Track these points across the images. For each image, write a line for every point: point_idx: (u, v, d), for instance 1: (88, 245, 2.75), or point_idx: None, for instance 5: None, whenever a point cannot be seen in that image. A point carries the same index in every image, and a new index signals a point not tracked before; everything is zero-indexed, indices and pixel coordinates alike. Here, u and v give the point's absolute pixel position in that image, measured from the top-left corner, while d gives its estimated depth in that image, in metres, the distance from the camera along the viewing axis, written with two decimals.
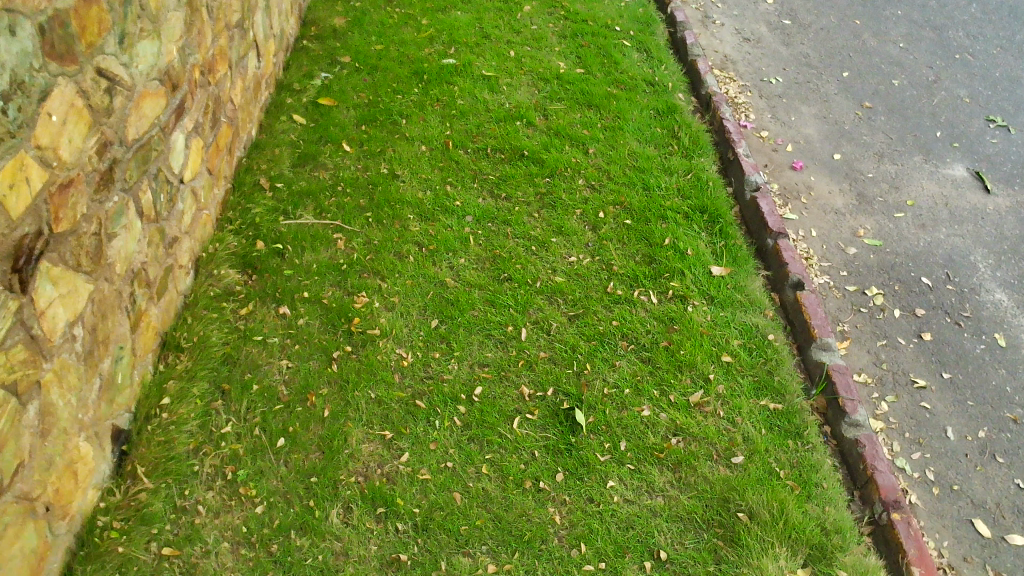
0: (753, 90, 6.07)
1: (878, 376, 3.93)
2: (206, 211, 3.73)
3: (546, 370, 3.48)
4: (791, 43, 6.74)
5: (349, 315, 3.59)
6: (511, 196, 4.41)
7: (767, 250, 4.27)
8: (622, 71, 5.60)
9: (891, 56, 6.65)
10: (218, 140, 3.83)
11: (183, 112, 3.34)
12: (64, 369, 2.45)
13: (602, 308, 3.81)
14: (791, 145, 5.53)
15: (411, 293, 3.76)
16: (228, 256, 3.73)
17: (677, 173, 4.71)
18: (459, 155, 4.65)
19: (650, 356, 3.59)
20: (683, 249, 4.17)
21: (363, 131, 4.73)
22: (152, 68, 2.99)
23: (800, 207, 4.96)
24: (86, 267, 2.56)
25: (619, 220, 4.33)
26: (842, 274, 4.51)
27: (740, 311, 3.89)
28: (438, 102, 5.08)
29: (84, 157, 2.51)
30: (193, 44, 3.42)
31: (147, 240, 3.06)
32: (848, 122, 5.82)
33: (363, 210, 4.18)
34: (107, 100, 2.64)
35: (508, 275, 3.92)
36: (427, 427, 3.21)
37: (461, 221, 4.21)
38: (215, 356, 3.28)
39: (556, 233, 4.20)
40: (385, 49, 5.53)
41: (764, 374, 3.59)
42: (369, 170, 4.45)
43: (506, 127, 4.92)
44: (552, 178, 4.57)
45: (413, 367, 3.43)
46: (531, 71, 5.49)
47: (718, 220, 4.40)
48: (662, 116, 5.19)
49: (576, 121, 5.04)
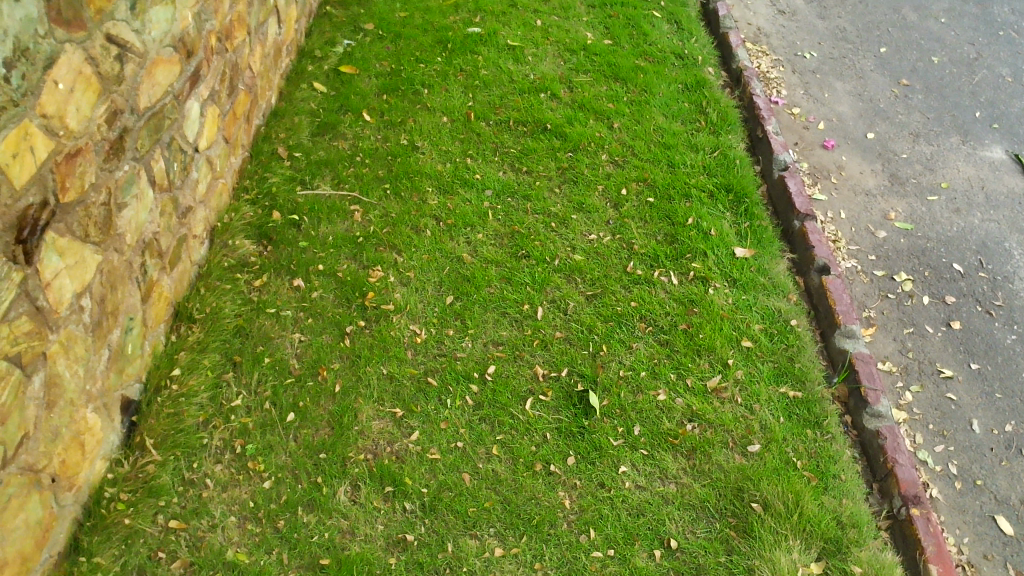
0: (786, 65, 5.90)
1: (903, 365, 3.83)
2: (222, 180, 3.69)
3: (561, 351, 3.43)
4: (828, 16, 6.54)
5: (363, 289, 3.55)
6: (532, 170, 4.33)
7: (793, 232, 4.16)
8: (650, 43, 5.46)
9: (931, 32, 6.43)
10: (236, 108, 3.78)
11: (198, 79, 3.28)
12: (71, 341, 2.43)
13: (621, 288, 3.74)
14: (823, 123, 5.38)
15: (427, 268, 3.71)
16: (244, 226, 3.69)
17: (704, 150, 4.60)
18: (480, 127, 4.57)
19: (668, 339, 3.52)
20: (706, 229, 4.07)
21: (384, 101, 4.66)
22: (166, 35, 2.94)
23: (830, 188, 4.83)
24: (94, 237, 2.53)
25: (642, 198, 4.23)
26: (870, 258, 4.38)
27: (763, 294, 3.80)
28: (462, 72, 4.99)
29: (92, 126, 2.47)
30: (210, 10, 3.35)
31: (160, 210, 3.02)
32: (883, 100, 5.65)
33: (381, 182, 4.12)
34: (117, 67, 2.59)
35: (526, 252, 3.85)
36: (439, 405, 3.17)
37: (481, 195, 4.14)
38: (228, 328, 3.26)
39: (576, 209, 4.12)
40: (409, 17, 5.44)
41: (786, 360, 3.51)
42: (389, 141, 4.38)
43: (529, 99, 4.82)
44: (575, 153, 4.48)
45: (427, 343, 3.39)
46: (557, 42, 5.37)
47: (744, 200, 4.29)
48: (690, 91, 5.06)
49: (601, 95, 4.93)
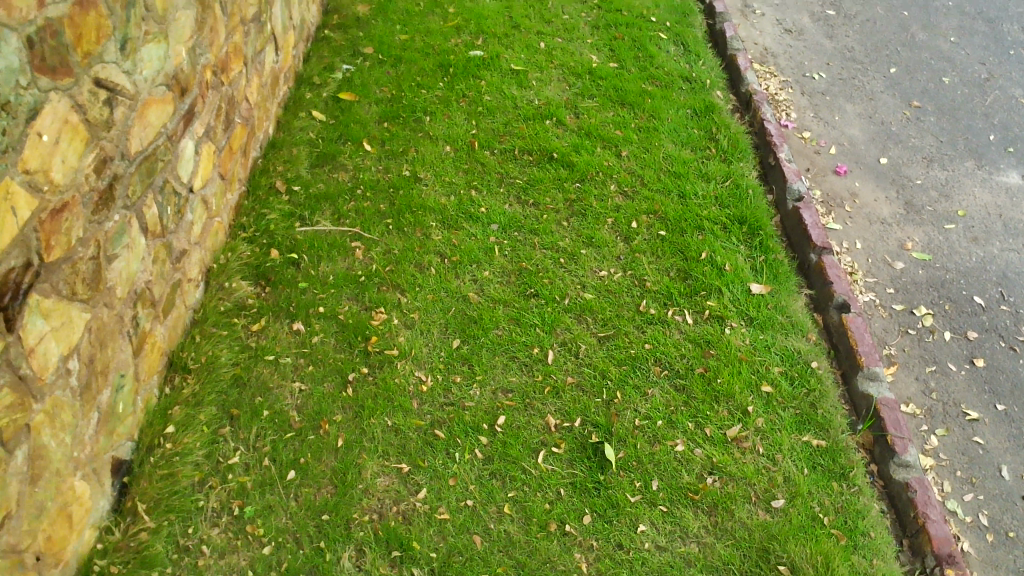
0: (794, 86, 5.78)
1: (927, 407, 3.69)
2: (218, 218, 3.53)
3: (574, 398, 3.27)
4: (835, 35, 6.43)
5: (366, 333, 3.40)
6: (539, 202, 4.18)
7: (810, 266, 4.02)
8: (657, 66, 5.32)
9: (941, 51, 6.32)
10: (233, 142, 3.63)
11: (193, 116, 3.13)
12: (56, 408, 2.27)
13: (634, 329, 3.59)
14: (834, 147, 5.24)
15: (432, 309, 3.56)
16: (241, 266, 3.54)
17: (715, 179, 4.45)
18: (484, 156, 4.42)
19: (684, 385, 3.37)
20: (720, 264, 3.93)
21: (384, 129, 4.51)
22: (159, 73, 2.79)
23: (844, 216, 4.70)
24: (81, 294, 2.37)
25: (653, 231, 4.09)
26: (889, 291, 4.25)
27: (782, 334, 3.66)
28: (464, 98, 4.85)
29: (80, 177, 2.31)
30: (204, 43, 3.21)
31: (152, 257, 2.86)
32: (895, 123, 5.53)
33: (383, 216, 3.97)
34: (107, 112, 2.44)
35: (534, 290, 3.70)
36: (447, 460, 3.02)
37: (486, 230, 3.99)
38: (224, 378, 3.10)
39: (586, 244, 3.97)
40: (409, 40, 5.30)
41: (807, 406, 3.36)
42: (390, 173, 4.23)
43: (534, 126, 4.68)
44: (583, 184, 4.32)
45: (433, 392, 3.23)
46: (561, 65, 5.24)
47: (758, 233, 4.15)
48: (699, 116, 4.92)
49: (608, 121, 4.79)
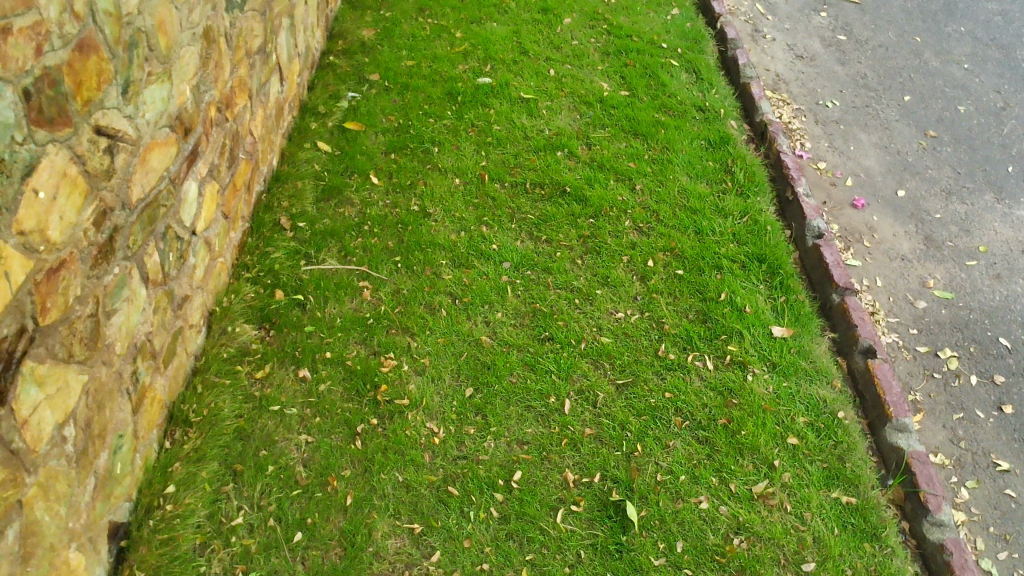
0: (808, 115, 5.67)
1: (956, 456, 3.56)
2: (222, 258, 3.39)
3: (592, 451, 3.13)
4: (847, 61, 6.33)
5: (375, 381, 3.25)
6: (552, 239, 4.05)
7: (832, 307, 3.89)
8: (670, 95, 5.20)
9: (955, 78, 6.23)
10: (237, 179, 3.49)
11: (196, 156, 3.00)
12: (51, 480, 2.12)
13: (653, 375, 3.46)
14: (850, 179, 5.13)
15: (443, 354, 3.42)
16: (245, 308, 3.40)
17: (732, 215, 4.33)
18: (495, 190, 4.29)
19: (707, 436, 3.23)
20: (741, 306, 3.80)
21: (391, 160, 4.39)
22: (161, 115, 2.65)
23: (863, 252, 4.58)
24: (79, 355, 2.22)
25: (670, 269, 3.96)
26: (912, 332, 4.12)
27: (806, 381, 3.53)
28: (473, 128, 4.73)
29: (78, 232, 2.18)
30: (209, 80, 3.08)
31: (153, 306, 2.72)
32: (911, 153, 5.42)
33: (391, 254, 3.84)
34: (107, 161, 2.30)
35: (549, 334, 3.56)
36: (461, 519, 2.88)
37: (498, 268, 3.86)
38: (227, 431, 2.96)
39: (601, 283, 3.84)
40: (416, 66, 5.18)
41: (835, 460, 3.23)
42: (399, 207, 4.10)
43: (546, 158, 4.56)
44: (596, 219, 4.20)
45: (445, 444, 3.09)
46: (571, 93, 5.12)
47: (778, 272, 4.02)
48: (714, 147, 4.80)
49: (620, 152, 4.67)
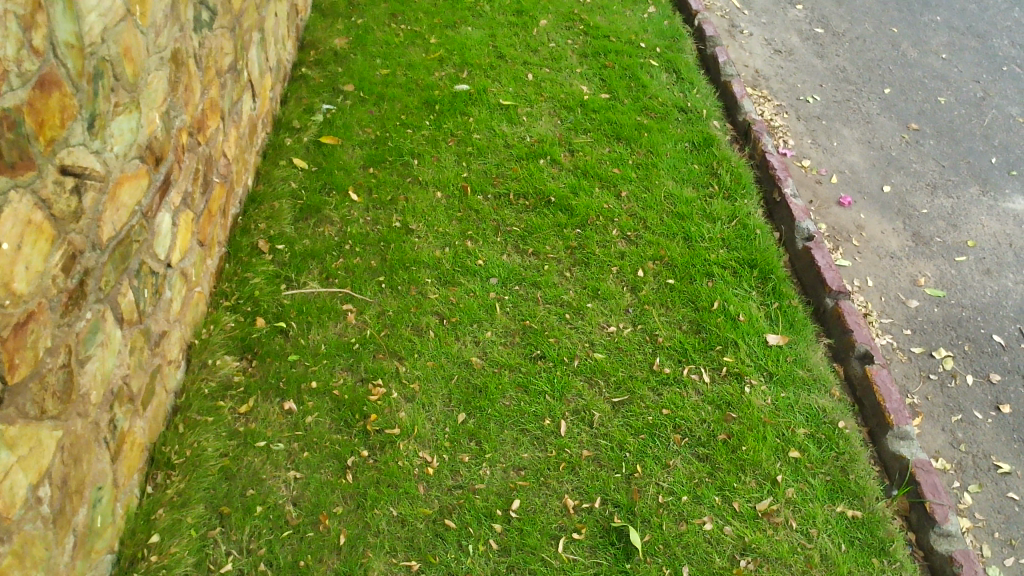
0: (789, 111, 5.60)
1: (957, 460, 3.51)
2: (199, 287, 3.26)
3: (591, 475, 3.05)
4: (825, 54, 6.27)
5: (364, 410, 3.15)
6: (539, 251, 3.95)
7: (826, 312, 3.82)
8: (651, 96, 5.12)
9: (934, 69, 6.19)
10: (212, 204, 3.36)
11: (169, 185, 2.86)
12: (27, 545, 2.00)
13: (649, 391, 3.37)
14: (835, 176, 5.07)
15: (434, 378, 3.32)
16: (225, 339, 3.27)
17: (720, 220, 4.25)
18: (478, 203, 4.19)
19: (708, 454, 3.15)
20: (734, 314, 3.73)
21: (370, 175, 4.27)
22: (131, 147, 2.52)
23: (852, 251, 4.53)
24: (52, 410, 2.09)
25: (661, 279, 3.87)
26: (905, 332, 4.07)
27: (804, 390, 3.47)
28: (453, 138, 4.62)
29: (46, 280, 2.05)
30: (179, 104, 2.95)
31: (129, 347, 2.59)
32: (894, 147, 5.37)
33: (374, 274, 3.73)
34: (75, 202, 2.17)
35: (541, 352, 3.47)
36: (459, 553, 2.78)
37: (486, 284, 3.76)
38: (213, 472, 2.84)
39: (591, 296, 3.75)
40: (391, 75, 5.05)
41: (838, 472, 3.16)
42: (380, 224, 3.98)
43: (528, 166, 4.46)
44: (583, 229, 4.10)
45: (439, 474, 2.99)
46: (551, 98, 5.02)
47: (770, 277, 3.95)
48: (698, 150, 4.72)
49: (604, 158, 4.58)
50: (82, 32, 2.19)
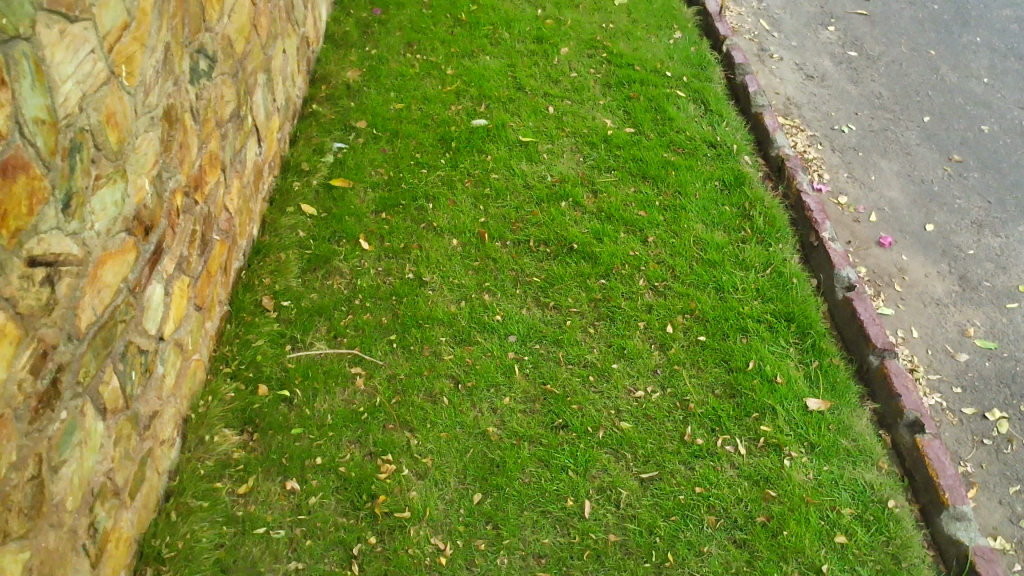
0: (823, 142, 5.33)
1: (1017, 539, 3.23)
2: (196, 355, 3.04)
3: (618, 565, 2.81)
4: (860, 79, 5.99)
5: (372, 491, 2.93)
6: (560, 304, 3.71)
7: (871, 372, 3.55)
8: (678, 130, 4.87)
9: (975, 95, 5.89)
10: (211, 264, 3.13)
11: (161, 253, 2.64)
12: None
13: (680, 465, 3.13)
14: (874, 213, 4.79)
15: (448, 452, 3.09)
16: (224, 410, 3.06)
17: (754, 267, 3.98)
18: (496, 250, 3.95)
19: (745, 539, 2.91)
20: (771, 376, 3.46)
21: (382, 221, 4.05)
22: (115, 221, 2.30)
23: (895, 298, 4.24)
24: (17, 531, 1.88)
25: (691, 335, 3.62)
26: (956, 390, 3.78)
27: (848, 464, 3.20)
28: (469, 178, 4.39)
29: (11, 387, 1.83)
30: (173, 164, 2.73)
31: (114, 438, 2.37)
32: (936, 181, 5.08)
33: (385, 332, 3.51)
34: (46, 293, 1.96)
35: (564, 422, 3.23)
36: None
37: (504, 343, 3.52)
38: (207, 565, 2.63)
39: (617, 356, 3.51)
40: (405, 110, 4.84)
41: (889, 560, 2.91)
42: (392, 276, 3.76)
43: (549, 210, 4.22)
44: (608, 279, 3.85)
45: (453, 564, 2.77)
46: (573, 133, 4.78)
47: (809, 332, 3.68)
48: (729, 189, 4.46)
49: (630, 199, 4.33)
50: (56, 103, 1.97)
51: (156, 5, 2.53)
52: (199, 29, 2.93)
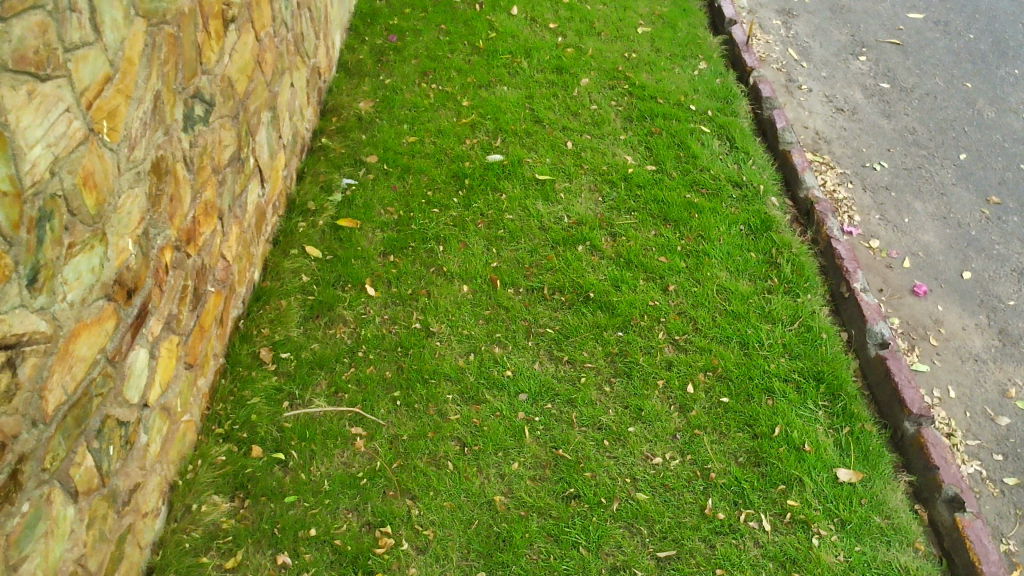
0: (854, 181, 5.10)
1: None
2: (186, 416, 2.87)
3: None
4: (892, 113, 5.76)
5: (370, 567, 2.75)
6: (575, 359, 3.51)
7: (906, 440, 3.32)
8: (702, 168, 4.67)
9: (1014, 131, 5.65)
10: (204, 318, 2.96)
11: (146, 315, 2.48)
12: None
13: (700, 543, 2.92)
14: (908, 259, 4.56)
15: (452, 523, 2.89)
16: (216, 475, 2.89)
17: (781, 320, 3.76)
18: (508, 298, 3.76)
19: None
20: (799, 443, 3.24)
21: (390, 265, 3.87)
22: (92, 289, 2.14)
23: (931, 353, 4.00)
24: None
25: (713, 396, 3.41)
26: (997, 458, 3.55)
27: (881, 544, 2.98)
28: (482, 219, 4.20)
29: None
30: (163, 218, 2.56)
31: (88, 520, 2.20)
32: (973, 224, 4.84)
33: (389, 387, 3.32)
34: (7, 379, 1.79)
35: (576, 491, 3.03)
36: None
37: (514, 402, 3.33)
38: None
39: (634, 418, 3.30)
40: (418, 143, 4.67)
41: None
42: (398, 325, 3.58)
43: (565, 254, 4.02)
44: (626, 332, 3.65)
45: None
46: (592, 170, 4.59)
47: (839, 394, 3.46)
48: (755, 234, 4.24)
49: (650, 244, 4.13)
50: (21, 172, 1.80)
51: (144, 53, 2.38)
52: (195, 72, 2.78)
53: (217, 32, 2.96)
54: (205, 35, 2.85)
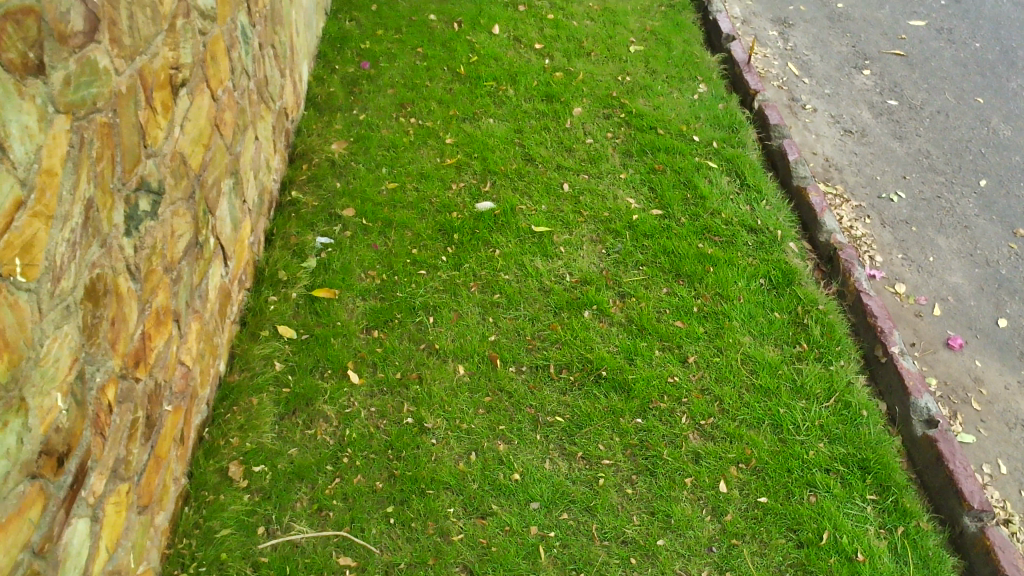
0: (871, 215, 4.72)
1: None
2: (142, 566, 2.41)
3: None
4: (904, 134, 5.38)
5: None
6: (590, 455, 3.09)
7: (967, 540, 2.96)
8: (712, 212, 4.25)
9: None
10: (160, 445, 2.50)
11: (85, 475, 2.01)
12: None
13: None
14: (938, 306, 4.19)
15: None
16: None
17: (816, 397, 3.37)
18: (510, 380, 3.33)
19: None
20: (851, 552, 2.86)
21: (375, 343, 3.42)
22: (9, 476, 1.67)
23: (975, 421, 3.64)
24: None
25: (750, 495, 3.01)
26: None
27: None
28: (475, 281, 3.75)
29: None
30: (103, 349, 2.09)
31: None
32: (1002, 262, 4.49)
33: (380, 501, 2.89)
34: None
35: None
36: None
37: (525, 512, 2.90)
38: None
39: (662, 528, 2.90)
40: (399, 191, 4.20)
41: None
42: (387, 420, 3.13)
43: (570, 322, 3.59)
44: (646, 418, 3.24)
45: None
46: (592, 216, 4.16)
47: (888, 485, 3.08)
48: (777, 289, 3.84)
49: (662, 305, 3.70)
50: None
51: (70, 156, 1.90)
52: (138, 159, 2.31)
53: (164, 104, 2.48)
54: (149, 112, 2.37)
